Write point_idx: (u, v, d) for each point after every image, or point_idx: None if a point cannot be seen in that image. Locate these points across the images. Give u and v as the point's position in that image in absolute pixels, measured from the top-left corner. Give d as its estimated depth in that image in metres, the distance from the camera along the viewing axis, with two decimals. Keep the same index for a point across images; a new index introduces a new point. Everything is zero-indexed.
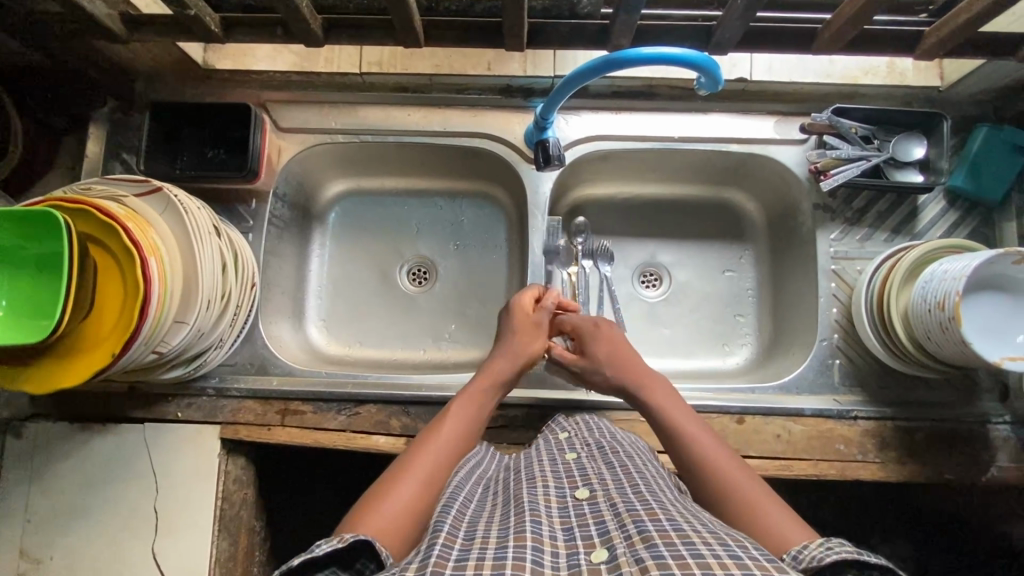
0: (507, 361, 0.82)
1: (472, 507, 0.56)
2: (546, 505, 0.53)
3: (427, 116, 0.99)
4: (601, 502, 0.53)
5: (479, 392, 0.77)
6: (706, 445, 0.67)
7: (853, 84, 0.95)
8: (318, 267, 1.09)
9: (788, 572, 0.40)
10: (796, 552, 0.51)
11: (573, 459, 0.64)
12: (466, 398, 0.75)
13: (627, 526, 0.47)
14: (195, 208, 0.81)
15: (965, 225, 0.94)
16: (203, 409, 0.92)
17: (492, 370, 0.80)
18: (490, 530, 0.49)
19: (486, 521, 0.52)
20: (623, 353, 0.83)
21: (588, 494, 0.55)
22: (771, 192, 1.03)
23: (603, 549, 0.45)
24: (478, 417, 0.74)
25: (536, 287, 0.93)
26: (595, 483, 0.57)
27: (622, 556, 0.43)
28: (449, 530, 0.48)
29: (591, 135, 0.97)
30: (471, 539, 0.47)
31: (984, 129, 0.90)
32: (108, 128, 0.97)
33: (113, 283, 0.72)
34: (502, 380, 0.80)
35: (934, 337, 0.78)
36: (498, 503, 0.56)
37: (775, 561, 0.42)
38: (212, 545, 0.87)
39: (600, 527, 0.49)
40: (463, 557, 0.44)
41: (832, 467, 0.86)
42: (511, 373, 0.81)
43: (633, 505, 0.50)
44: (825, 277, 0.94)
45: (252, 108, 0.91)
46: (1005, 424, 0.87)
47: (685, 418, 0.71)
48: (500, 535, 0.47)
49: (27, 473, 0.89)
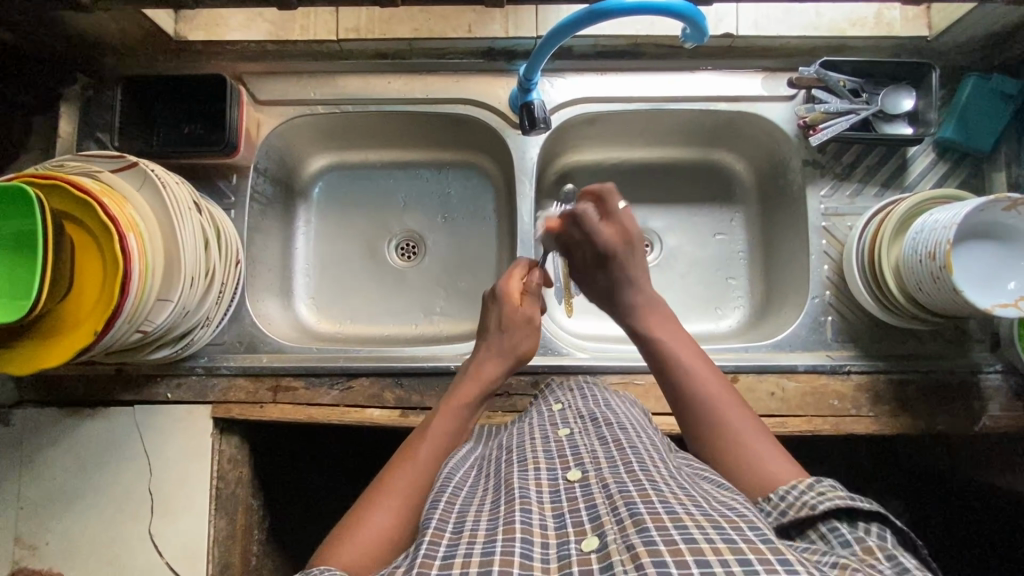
0: (494, 363, 0.76)
1: (465, 494, 0.55)
2: (536, 491, 0.52)
3: (408, 83, 0.97)
4: (592, 484, 0.51)
5: (463, 401, 0.72)
6: (700, 377, 0.67)
7: (840, 37, 0.92)
8: (304, 244, 1.08)
9: (785, 554, 0.41)
10: (785, 494, 0.54)
11: (566, 435, 0.62)
12: (447, 412, 0.70)
13: (619, 509, 0.46)
14: (173, 183, 0.78)
15: (955, 176, 0.93)
16: (193, 389, 0.91)
17: (479, 375, 0.75)
18: (479, 521, 0.48)
19: (477, 509, 0.51)
20: (621, 269, 0.76)
21: (580, 475, 0.53)
22: (760, 151, 1.02)
23: (594, 536, 0.45)
24: (455, 431, 0.68)
25: (524, 264, 0.83)
26: (587, 462, 0.55)
27: (613, 543, 0.43)
28: (437, 525, 0.48)
29: (577, 98, 0.96)
30: (459, 533, 0.47)
31: (971, 79, 0.90)
32: (82, 105, 0.95)
33: (89, 263, 0.70)
34: (490, 385, 0.75)
35: (925, 288, 0.78)
36: (492, 486, 0.55)
37: (770, 543, 0.42)
38: (209, 523, 0.86)
39: (591, 512, 0.48)
40: (450, 553, 0.44)
41: (826, 422, 0.87)
42: (497, 377, 0.76)
43: (626, 486, 0.49)
44: (815, 234, 0.94)
45: (227, 80, 0.89)
46: (996, 373, 0.88)
47: (677, 344, 0.70)
48: (489, 528, 0.47)
49: (15, 460, 0.87)
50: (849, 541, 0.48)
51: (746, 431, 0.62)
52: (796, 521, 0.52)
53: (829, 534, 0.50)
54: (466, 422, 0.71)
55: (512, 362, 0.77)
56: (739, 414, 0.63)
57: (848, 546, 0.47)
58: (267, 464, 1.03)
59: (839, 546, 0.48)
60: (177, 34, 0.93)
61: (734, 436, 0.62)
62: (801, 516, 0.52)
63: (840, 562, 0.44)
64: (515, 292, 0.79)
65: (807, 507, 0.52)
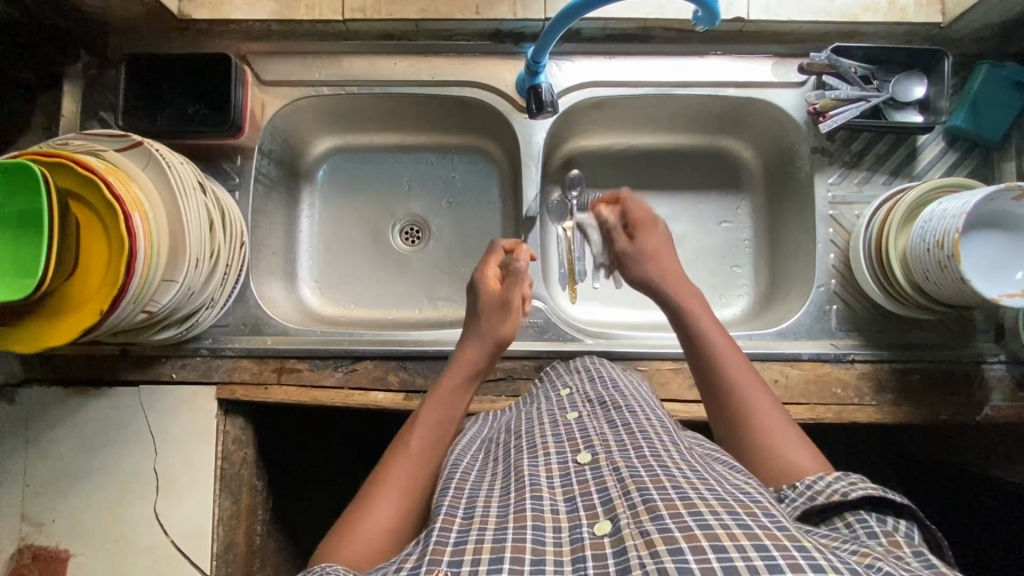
0: (478, 348, 0.75)
1: (473, 479, 0.55)
2: (547, 476, 0.52)
3: (414, 65, 0.96)
4: (603, 467, 0.52)
5: (452, 389, 0.70)
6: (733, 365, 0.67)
7: (852, 23, 0.90)
8: (308, 227, 1.07)
9: (800, 540, 0.41)
10: (812, 483, 0.54)
11: (575, 419, 0.62)
12: (437, 398, 0.69)
13: (631, 493, 0.47)
14: (178, 163, 0.78)
15: (964, 166, 0.93)
16: (198, 369, 0.91)
17: (465, 359, 0.74)
18: (490, 507, 0.49)
19: (487, 495, 0.51)
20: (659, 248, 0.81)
21: (590, 458, 0.53)
22: (768, 137, 1.01)
23: (606, 520, 0.45)
24: (452, 413, 0.68)
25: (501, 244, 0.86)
26: (597, 446, 0.55)
27: (626, 528, 0.44)
28: (448, 511, 0.48)
29: (584, 82, 0.95)
30: (469, 519, 0.47)
31: (985, 67, 0.89)
32: (85, 84, 0.94)
33: (96, 240, 0.70)
34: (476, 370, 0.73)
35: (932, 278, 0.77)
36: (501, 471, 0.56)
37: (784, 529, 0.42)
38: (214, 502, 0.87)
39: (603, 496, 0.48)
40: (462, 540, 0.44)
41: (829, 410, 0.87)
42: (484, 361, 0.75)
43: (637, 470, 0.50)
44: (823, 223, 0.93)
45: (232, 59, 0.88)
46: (1001, 364, 0.88)
47: (713, 329, 0.71)
48: (500, 515, 0.47)
49: (22, 439, 0.88)
50: (877, 533, 0.49)
51: (782, 433, 0.61)
52: (824, 506, 0.52)
53: (857, 524, 0.50)
54: (459, 408, 0.69)
55: (497, 345, 0.76)
56: (768, 406, 0.63)
57: (876, 538, 0.48)
58: (270, 445, 1.03)
59: (866, 537, 0.49)
60: (179, 12, 0.91)
61: (766, 421, 0.62)
62: (831, 502, 0.52)
63: (860, 550, 0.44)
64: (492, 275, 0.81)
65: (837, 494, 0.52)
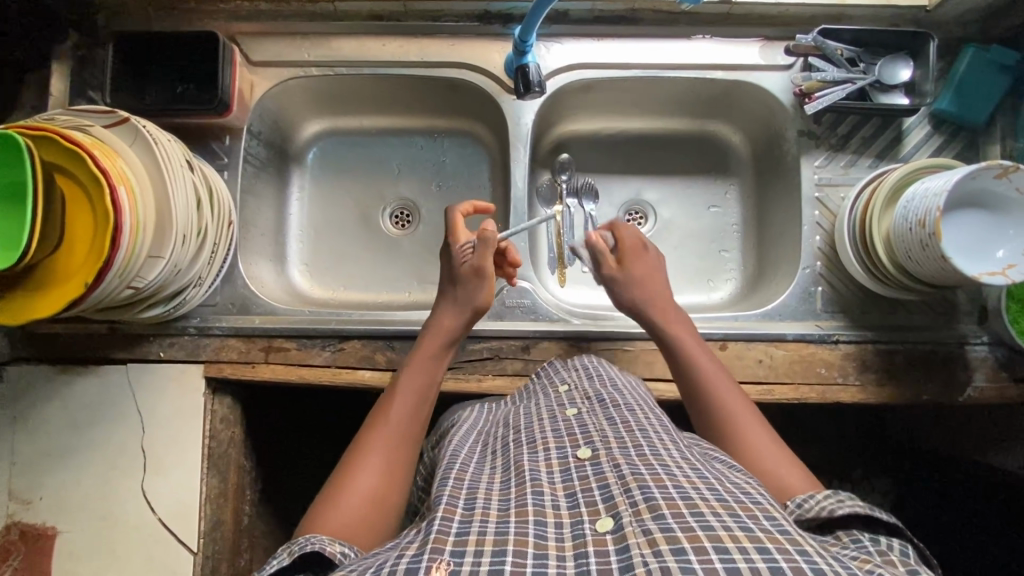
0: (454, 315, 0.78)
1: (472, 470, 0.56)
2: (547, 471, 0.53)
3: (404, 46, 0.97)
4: (603, 463, 0.52)
5: (428, 356, 0.74)
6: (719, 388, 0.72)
7: (840, 5, 0.91)
8: (297, 209, 1.08)
9: (802, 544, 0.41)
10: (802, 501, 0.55)
11: (573, 415, 0.63)
12: (413, 369, 0.72)
13: (633, 491, 0.47)
14: (164, 140, 0.79)
15: (950, 149, 0.93)
16: (185, 348, 0.91)
17: (442, 326, 0.77)
18: (490, 501, 0.49)
19: (487, 488, 0.52)
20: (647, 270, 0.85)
21: (590, 454, 0.54)
22: (756, 121, 1.02)
23: (608, 518, 0.45)
24: (430, 382, 0.72)
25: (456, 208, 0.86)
26: (597, 441, 0.56)
27: (629, 527, 0.44)
28: (448, 501, 0.49)
29: (572, 64, 0.95)
30: (471, 511, 0.48)
31: (971, 50, 0.89)
32: (73, 63, 0.94)
33: (81, 214, 0.70)
34: (451, 337, 0.77)
35: (914, 256, 0.78)
36: (500, 465, 0.56)
37: (787, 532, 0.43)
38: (201, 480, 0.87)
39: (604, 492, 0.48)
40: (464, 531, 0.45)
41: (813, 390, 0.87)
42: (460, 327, 0.77)
43: (638, 468, 0.50)
44: (809, 205, 0.94)
45: (220, 38, 0.88)
46: (983, 345, 0.88)
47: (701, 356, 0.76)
48: (501, 509, 0.48)
49: (11, 416, 0.88)
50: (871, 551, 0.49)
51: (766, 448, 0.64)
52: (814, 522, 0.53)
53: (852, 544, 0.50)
54: (435, 376, 0.73)
55: (473, 313, 0.78)
56: (755, 426, 0.67)
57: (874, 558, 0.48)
58: (258, 425, 1.04)
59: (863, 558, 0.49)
60: None
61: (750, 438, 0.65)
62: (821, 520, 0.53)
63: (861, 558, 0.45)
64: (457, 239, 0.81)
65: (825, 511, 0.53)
